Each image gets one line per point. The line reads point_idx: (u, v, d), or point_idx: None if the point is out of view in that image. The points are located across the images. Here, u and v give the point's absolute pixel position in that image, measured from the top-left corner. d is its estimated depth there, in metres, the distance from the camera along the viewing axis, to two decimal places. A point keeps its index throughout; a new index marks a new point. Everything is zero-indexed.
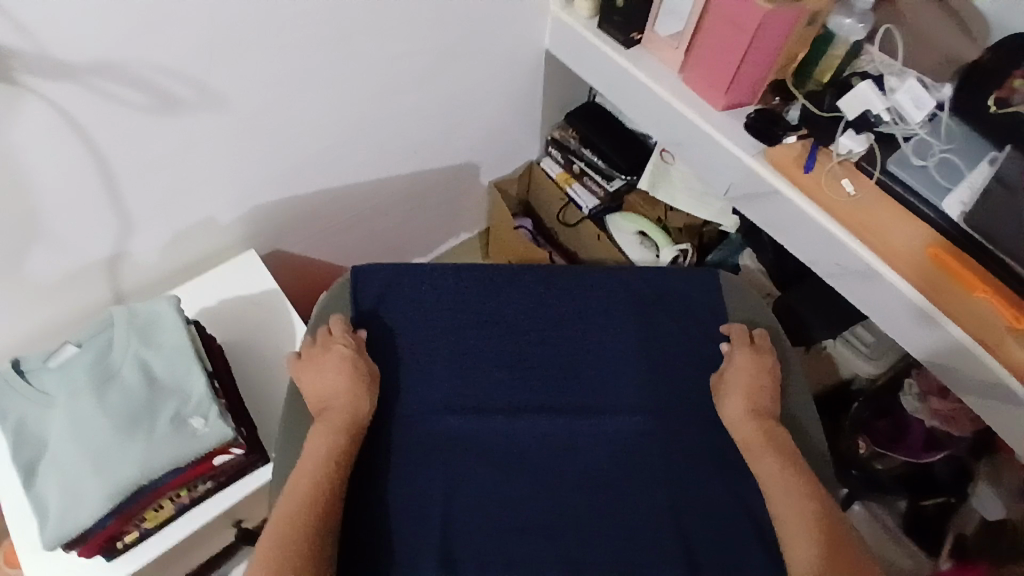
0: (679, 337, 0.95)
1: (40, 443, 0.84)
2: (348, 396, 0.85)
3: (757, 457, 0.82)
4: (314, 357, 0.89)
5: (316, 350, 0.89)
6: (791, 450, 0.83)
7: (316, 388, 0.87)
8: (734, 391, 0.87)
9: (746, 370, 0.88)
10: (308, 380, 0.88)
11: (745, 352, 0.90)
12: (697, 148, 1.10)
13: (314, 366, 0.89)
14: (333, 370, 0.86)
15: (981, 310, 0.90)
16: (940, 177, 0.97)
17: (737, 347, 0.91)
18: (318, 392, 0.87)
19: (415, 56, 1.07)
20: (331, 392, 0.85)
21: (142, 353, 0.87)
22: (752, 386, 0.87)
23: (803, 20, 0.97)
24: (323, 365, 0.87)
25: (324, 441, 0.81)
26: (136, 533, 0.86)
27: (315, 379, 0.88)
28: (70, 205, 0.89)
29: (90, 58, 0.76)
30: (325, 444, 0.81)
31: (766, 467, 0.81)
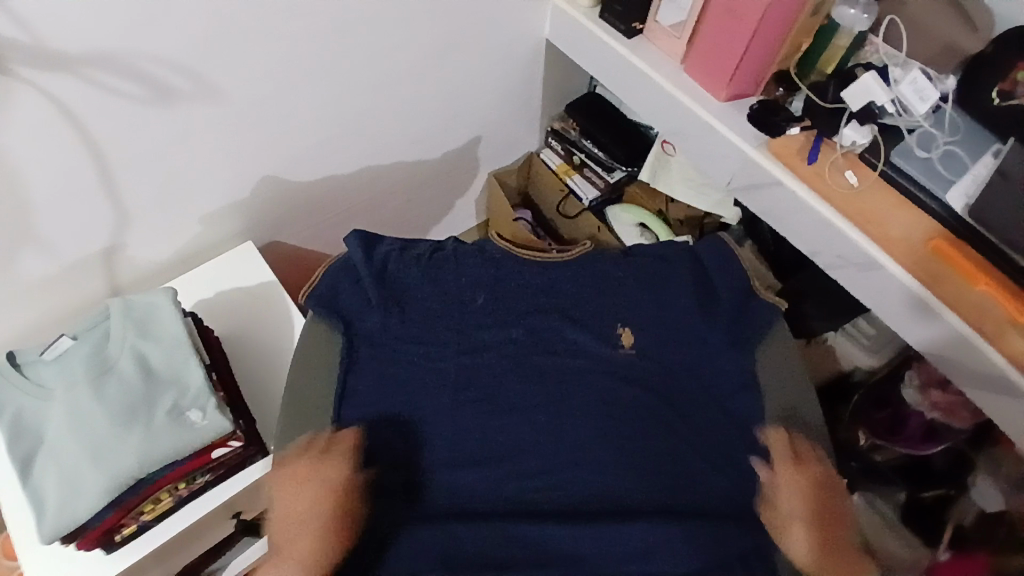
0: (695, 341, 0.92)
1: (38, 435, 0.83)
2: (334, 518, 0.79)
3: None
4: (293, 483, 0.80)
5: (303, 466, 0.81)
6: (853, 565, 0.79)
7: (291, 516, 0.79)
8: (795, 508, 0.81)
9: (794, 486, 0.82)
10: (282, 501, 0.79)
11: (788, 469, 0.83)
12: (698, 139, 1.09)
13: (294, 483, 0.80)
14: (308, 494, 0.79)
15: (982, 301, 0.90)
16: (942, 168, 0.97)
17: (781, 461, 0.84)
18: (290, 521, 0.78)
19: (414, 45, 1.05)
20: (296, 529, 0.78)
21: (138, 345, 0.86)
22: (811, 482, 0.82)
23: (806, 10, 0.96)
24: (305, 491, 0.79)
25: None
26: (134, 526, 0.85)
27: (291, 495, 0.80)
28: (66, 197, 0.88)
29: (85, 49, 0.75)
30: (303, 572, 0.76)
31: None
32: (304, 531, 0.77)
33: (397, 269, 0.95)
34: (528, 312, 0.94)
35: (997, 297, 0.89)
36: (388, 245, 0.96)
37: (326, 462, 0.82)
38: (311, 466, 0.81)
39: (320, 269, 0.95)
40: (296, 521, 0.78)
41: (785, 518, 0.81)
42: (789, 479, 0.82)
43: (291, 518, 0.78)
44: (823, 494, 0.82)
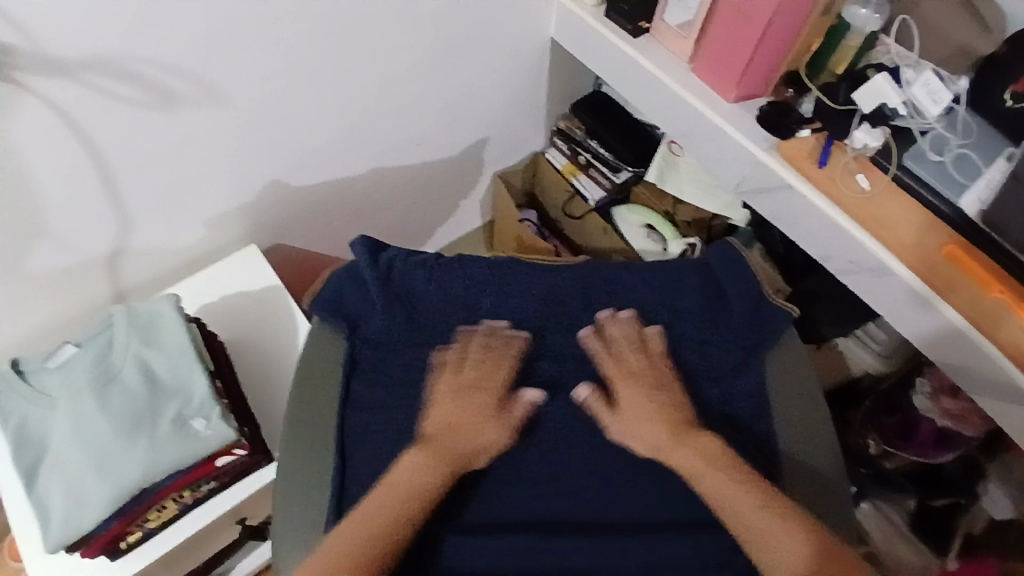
0: (706, 347, 0.90)
1: (43, 444, 0.82)
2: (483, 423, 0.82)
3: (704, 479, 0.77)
4: (465, 389, 0.84)
5: (473, 373, 0.85)
6: (732, 464, 0.78)
7: (454, 419, 0.82)
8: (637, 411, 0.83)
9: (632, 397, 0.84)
10: (446, 405, 0.83)
11: (636, 418, 0.83)
12: (706, 141, 1.07)
13: (472, 394, 0.84)
14: (478, 404, 0.83)
15: (995, 308, 0.88)
16: (955, 172, 0.95)
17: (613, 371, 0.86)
18: (444, 425, 0.81)
19: (419, 45, 1.04)
20: (466, 430, 0.81)
21: (143, 353, 0.85)
22: (684, 453, 0.79)
23: (817, 10, 0.94)
24: (454, 396, 0.84)
25: (422, 474, 0.76)
26: (140, 533, 0.85)
27: (450, 407, 0.83)
28: (67, 202, 0.87)
29: (84, 53, 0.74)
30: (416, 468, 0.77)
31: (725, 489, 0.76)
32: (484, 434, 0.81)
33: (402, 272, 0.93)
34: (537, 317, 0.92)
35: (1010, 303, 0.87)
36: (394, 252, 0.94)
37: (485, 367, 0.86)
38: (476, 371, 0.86)
39: (328, 276, 0.94)
40: (477, 424, 0.82)
41: (710, 495, 0.76)
42: (627, 422, 0.82)
43: (461, 411, 0.82)
44: (735, 464, 0.77)
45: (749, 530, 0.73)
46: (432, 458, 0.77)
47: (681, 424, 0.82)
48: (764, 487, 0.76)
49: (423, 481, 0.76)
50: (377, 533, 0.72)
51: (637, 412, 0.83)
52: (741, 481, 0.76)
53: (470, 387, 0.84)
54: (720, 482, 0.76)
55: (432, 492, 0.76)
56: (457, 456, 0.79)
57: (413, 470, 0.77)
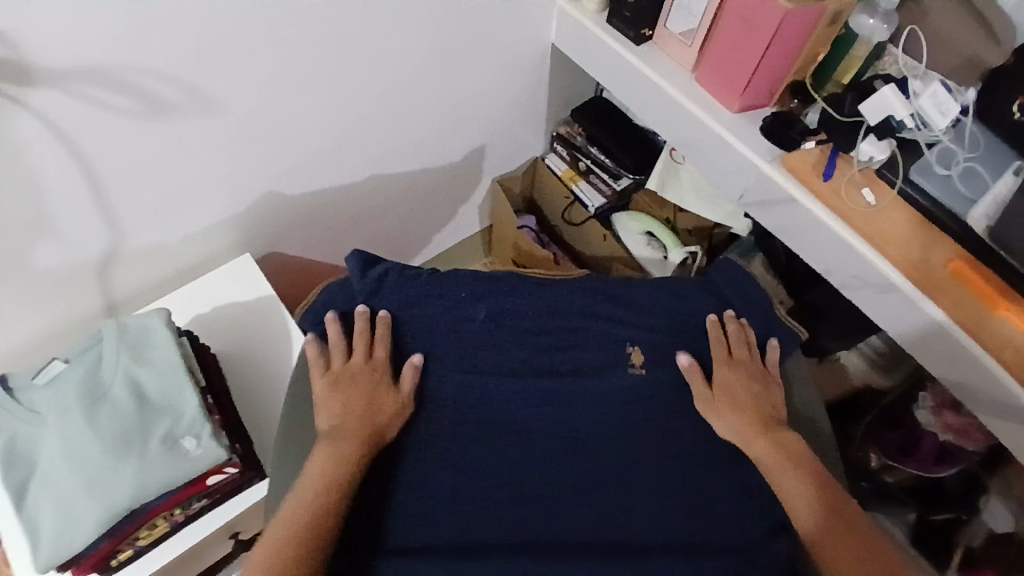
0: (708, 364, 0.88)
1: (31, 463, 0.81)
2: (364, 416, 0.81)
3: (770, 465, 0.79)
4: (360, 373, 0.85)
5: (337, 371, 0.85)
6: (798, 452, 0.80)
7: (350, 403, 0.83)
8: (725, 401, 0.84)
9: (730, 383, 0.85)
10: (344, 387, 0.84)
11: (724, 395, 0.85)
12: (709, 151, 1.06)
13: (342, 385, 0.84)
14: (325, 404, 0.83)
15: (1001, 327, 0.87)
16: (962, 187, 0.93)
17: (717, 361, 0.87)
18: (338, 408, 0.82)
19: (418, 51, 1.02)
20: (369, 409, 0.82)
21: (132, 369, 0.84)
22: (760, 440, 0.81)
23: (824, 20, 0.92)
24: (325, 380, 0.85)
25: (329, 464, 0.77)
26: (129, 551, 0.84)
27: (332, 398, 0.83)
28: (55, 214, 0.85)
29: (72, 62, 0.72)
30: (325, 465, 0.77)
31: (792, 474, 0.78)
32: (379, 411, 0.82)
33: (393, 285, 0.91)
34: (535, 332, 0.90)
35: (1017, 321, 0.87)
36: (384, 265, 0.93)
37: (352, 359, 0.86)
38: (365, 363, 0.86)
39: (322, 288, 0.94)
40: (378, 402, 0.82)
41: (770, 472, 0.79)
42: (727, 391, 0.85)
43: (347, 408, 0.82)
44: (795, 450, 0.80)
45: (796, 507, 0.76)
46: (337, 447, 0.78)
47: (749, 403, 0.84)
48: (808, 466, 0.79)
49: (334, 469, 0.76)
50: (308, 522, 0.72)
51: (725, 390, 0.85)
52: (783, 458, 0.79)
53: (359, 370, 0.85)
54: (783, 474, 0.78)
55: (343, 478, 0.76)
56: (365, 437, 0.80)
57: (322, 461, 0.77)
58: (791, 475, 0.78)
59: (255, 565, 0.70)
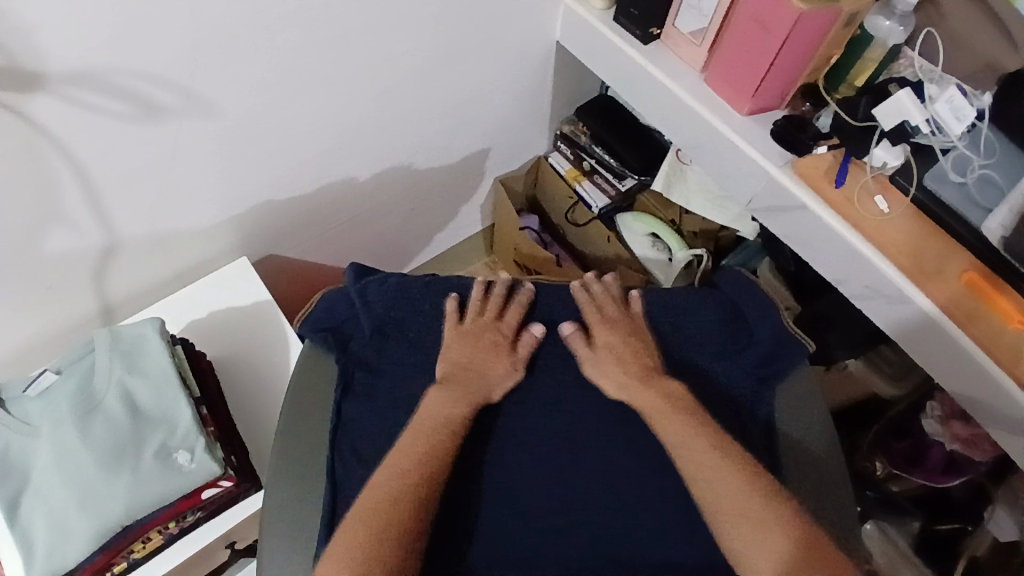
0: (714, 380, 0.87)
1: (23, 475, 0.79)
2: (494, 366, 0.83)
3: (660, 420, 0.78)
4: (485, 330, 0.86)
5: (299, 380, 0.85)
6: (691, 402, 0.79)
7: (470, 357, 0.83)
8: (608, 356, 0.84)
9: (612, 336, 0.85)
10: (455, 346, 0.85)
11: (606, 352, 0.84)
12: (718, 155, 1.03)
13: (469, 338, 0.85)
14: (459, 348, 0.84)
15: (1016, 343, 0.85)
16: (978, 195, 0.91)
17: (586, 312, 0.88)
18: (453, 362, 0.83)
19: (420, 50, 0.99)
20: (476, 368, 0.82)
21: (125, 380, 0.82)
22: (642, 384, 0.81)
23: (840, 21, 0.89)
24: (471, 340, 0.85)
25: (447, 409, 0.78)
26: (124, 564, 0.82)
27: (468, 343, 0.85)
28: (50, 220, 0.82)
29: (62, 67, 0.69)
30: (443, 412, 0.78)
31: (686, 438, 0.76)
32: (494, 366, 0.83)
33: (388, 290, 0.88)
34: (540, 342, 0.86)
35: None
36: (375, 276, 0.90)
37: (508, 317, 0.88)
38: (494, 317, 0.87)
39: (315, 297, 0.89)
40: (505, 359, 0.84)
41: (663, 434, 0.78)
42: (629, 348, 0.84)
43: (470, 359, 0.83)
44: (692, 408, 0.79)
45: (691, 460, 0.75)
46: (452, 394, 0.80)
47: (640, 363, 0.83)
48: (716, 432, 0.77)
49: (454, 417, 0.78)
50: (413, 477, 0.73)
51: (607, 344, 0.85)
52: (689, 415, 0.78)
53: (481, 327, 0.86)
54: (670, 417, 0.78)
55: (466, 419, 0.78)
56: (473, 392, 0.80)
57: (443, 407, 0.79)
58: (682, 432, 0.77)
59: (372, 501, 0.71)
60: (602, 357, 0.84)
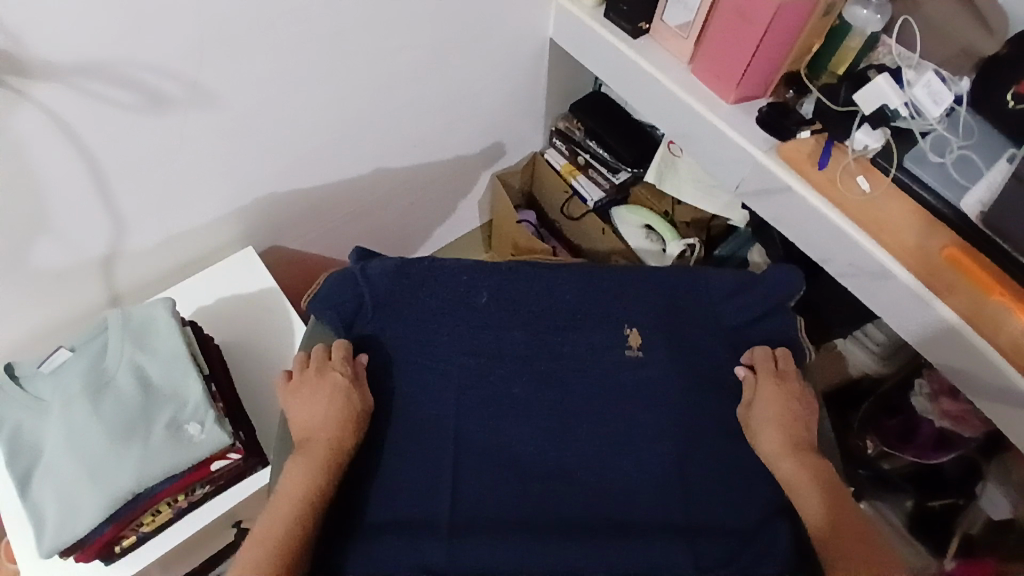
0: (705, 353, 0.89)
1: (36, 449, 0.82)
2: (328, 422, 0.78)
3: (783, 464, 0.78)
4: (332, 382, 0.81)
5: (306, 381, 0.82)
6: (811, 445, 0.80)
7: (318, 412, 0.80)
8: (765, 421, 0.81)
9: (772, 401, 0.82)
10: (310, 400, 0.81)
11: (770, 405, 0.82)
12: (706, 142, 1.07)
13: (304, 390, 0.82)
14: (307, 403, 0.80)
15: (996, 313, 0.88)
16: (957, 174, 0.94)
17: (764, 374, 0.85)
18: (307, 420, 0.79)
19: (418, 45, 1.03)
20: (314, 419, 0.79)
21: (136, 357, 0.85)
22: (791, 455, 0.78)
23: (818, 11, 0.93)
24: (330, 397, 0.80)
25: (304, 470, 0.75)
26: (134, 537, 0.85)
27: (303, 405, 0.81)
28: (63, 207, 0.86)
29: (74, 57, 0.73)
30: (301, 468, 0.75)
31: (796, 477, 0.77)
32: (347, 413, 0.79)
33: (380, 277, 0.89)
34: (537, 317, 0.89)
35: (1011, 306, 0.88)
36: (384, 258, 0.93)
37: (329, 365, 0.83)
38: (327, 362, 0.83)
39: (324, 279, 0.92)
40: (348, 408, 0.80)
41: (786, 478, 0.77)
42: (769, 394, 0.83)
43: (317, 414, 0.79)
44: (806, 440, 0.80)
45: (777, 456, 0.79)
46: (309, 457, 0.76)
47: (795, 426, 0.81)
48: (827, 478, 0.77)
49: (314, 478, 0.74)
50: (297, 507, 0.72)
51: (768, 399, 0.83)
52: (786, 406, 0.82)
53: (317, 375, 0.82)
54: (775, 399, 0.82)
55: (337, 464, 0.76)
56: (324, 453, 0.76)
57: (298, 464, 0.75)
58: (789, 469, 0.77)
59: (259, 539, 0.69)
60: (760, 424, 0.81)
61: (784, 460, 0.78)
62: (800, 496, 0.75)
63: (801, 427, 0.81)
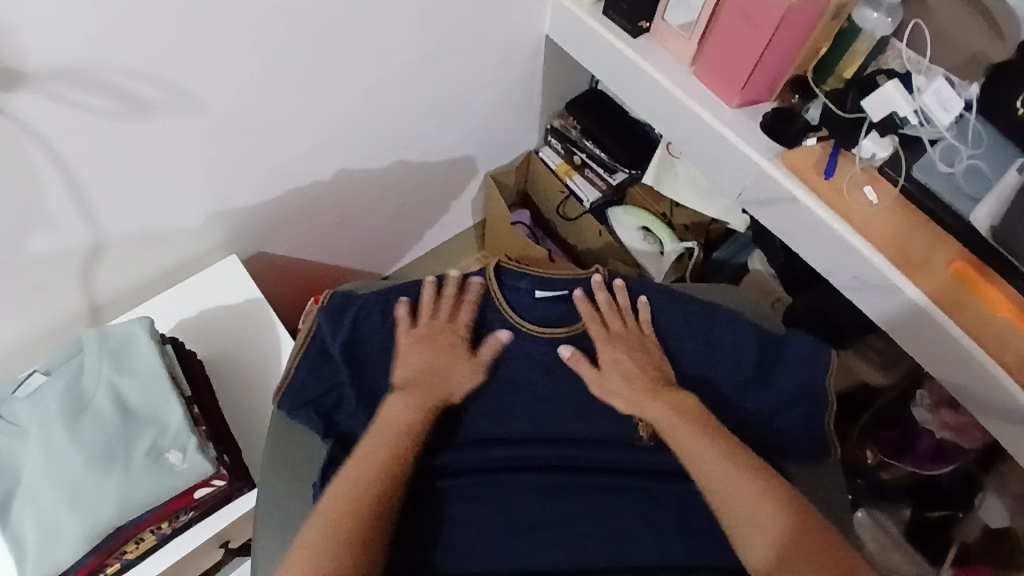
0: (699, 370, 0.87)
1: (13, 476, 0.79)
2: (447, 372, 0.83)
3: (678, 432, 0.79)
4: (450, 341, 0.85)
5: (433, 328, 0.86)
6: (701, 410, 0.81)
7: (428, 361, 0.83)
8: (613, 357, 0.85)
9: (617, 338, 0.86)
10: (415, 351, 0.84)
11: (614, 342, 0.86)
12: (708, 147, 1.03)
13: (427, 339, 0.85)
14: (416, 353, 0.84)
15: (1002, 330, 0.86)
16: (965, 185, 0.92)
17: (603, 305, 0.88)
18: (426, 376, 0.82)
19: (409, 45, 0.98)
20: (437, 373, 0.83)
21: (114, 381, 0.81)
22: (654, 400, 0.81)
23: (827, 14, 0.89)
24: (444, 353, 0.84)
25: (410, 407, 0.79)
26: (117, 564, 0.82)
27: (420, 349, 0.84)
28: (33, 220, 0.81)
29: (47, 63, 0.68)
30: (408, 410, 0.79)
31: (688, 438, 0.78)
32: (450, 373, 0.83)
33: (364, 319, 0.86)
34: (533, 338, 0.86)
35: (1017, 324, 0.86)
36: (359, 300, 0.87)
37: (458, 316, 0.87)
38: (449, 320, 0.87)
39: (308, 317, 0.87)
40: (446, 357, 0.84)
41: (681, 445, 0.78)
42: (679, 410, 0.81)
43: (432, 360, 0.83)
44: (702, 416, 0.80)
45: (734, 506, 0.73)
46: (416, 398, 0.80)
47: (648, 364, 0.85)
48: (729, 440, 0.78)
49: (414, 417, 0.79)
50: (376, 466, 0.74)
51: (619, 342, 0.86)
52: (718, 443, 0.77)
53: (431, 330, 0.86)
54: (682, 431, 0.79)
55: (419, 427, 0.78)
56: (435, 395, 0.81)
57: (399, 408, 0.79)
58: (656, 411, 0.81)
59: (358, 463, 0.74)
60: (607, 359, 0.85)
61: (676, 425, 0.79)
62: (699, 460, 0.77)
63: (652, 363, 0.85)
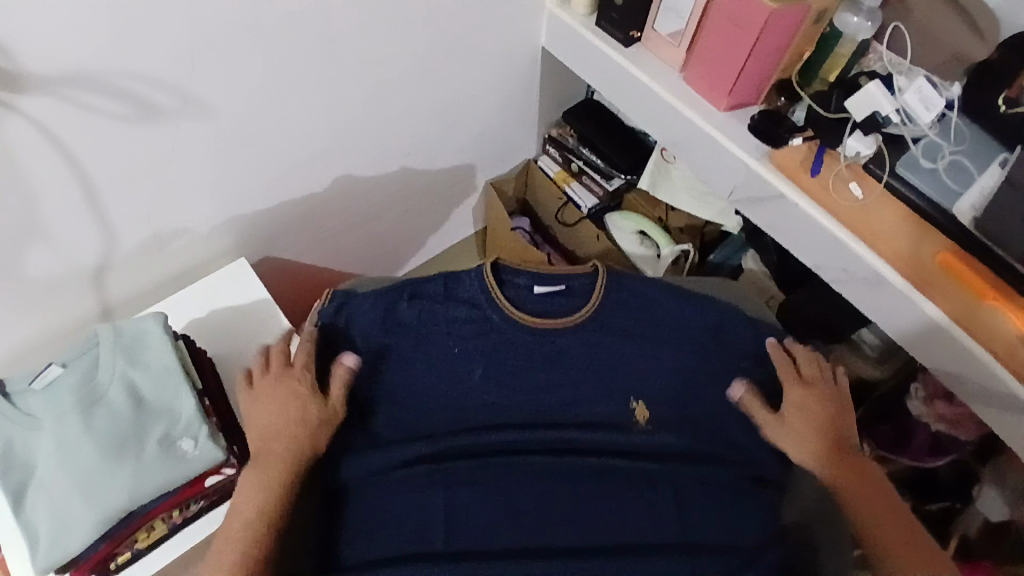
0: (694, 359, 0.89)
1: (28, 466, 0.81)
2: (295, 427, 0.78)
3: (852, 494, 0.78)
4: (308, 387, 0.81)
5: (263, 386, 0.81)
6: (879, 480, 0.80)
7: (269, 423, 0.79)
8: (805, 427, 0.81)
9: (800, 407, 0.82)
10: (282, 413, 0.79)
11: (796, 413, 0.81)
12: (699, 149, 1.07)
13: (263, 397, 0.81)
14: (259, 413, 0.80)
15: (989, 318, 0.89)
16: (949, 180, 0.94)
17: (788, 376, 0.83)
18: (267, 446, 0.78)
19: (409, 53, 1.03)
20: (278, 429, 0.78)
21: (128, 373, 0.84)
22: (838, 464, 0.79)
23: (808, 19, 0.94)
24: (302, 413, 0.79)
25: (260, 486, 0.76)
26: (128, 554, 0.84)
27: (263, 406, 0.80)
28: (48, 220, 0.85)
29: (63, 68, 0.72)
30: (258, 486, 0.76)
31: (861, 501, 0.78)
32: (304, 423, 0.79)
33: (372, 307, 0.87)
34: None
35: (1004, 312, 0.88)
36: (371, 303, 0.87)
37: (297, 369, 0.82)
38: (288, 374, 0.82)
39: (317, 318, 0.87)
40: (288, 415, 0.79)
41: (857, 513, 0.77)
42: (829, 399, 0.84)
43: (270, 419, 0.79)
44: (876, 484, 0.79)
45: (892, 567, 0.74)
46: (257, 475, 0.76)
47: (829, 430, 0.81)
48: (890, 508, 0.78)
49: (268, 495, 0.75)
50: (239, 552, 0.72)
51: (798, 416, 0.81)
52: (886, 509, 0.77)
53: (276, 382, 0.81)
54: (856, 493, 0.78)
55: (274, 506, 0.75)
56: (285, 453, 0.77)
57: (251, 485, 0.76)
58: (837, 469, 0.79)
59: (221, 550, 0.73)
60: (796, 429, 0.81)
61: (851, 488, 0.78)
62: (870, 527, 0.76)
63: (840, 428, 0.81)
